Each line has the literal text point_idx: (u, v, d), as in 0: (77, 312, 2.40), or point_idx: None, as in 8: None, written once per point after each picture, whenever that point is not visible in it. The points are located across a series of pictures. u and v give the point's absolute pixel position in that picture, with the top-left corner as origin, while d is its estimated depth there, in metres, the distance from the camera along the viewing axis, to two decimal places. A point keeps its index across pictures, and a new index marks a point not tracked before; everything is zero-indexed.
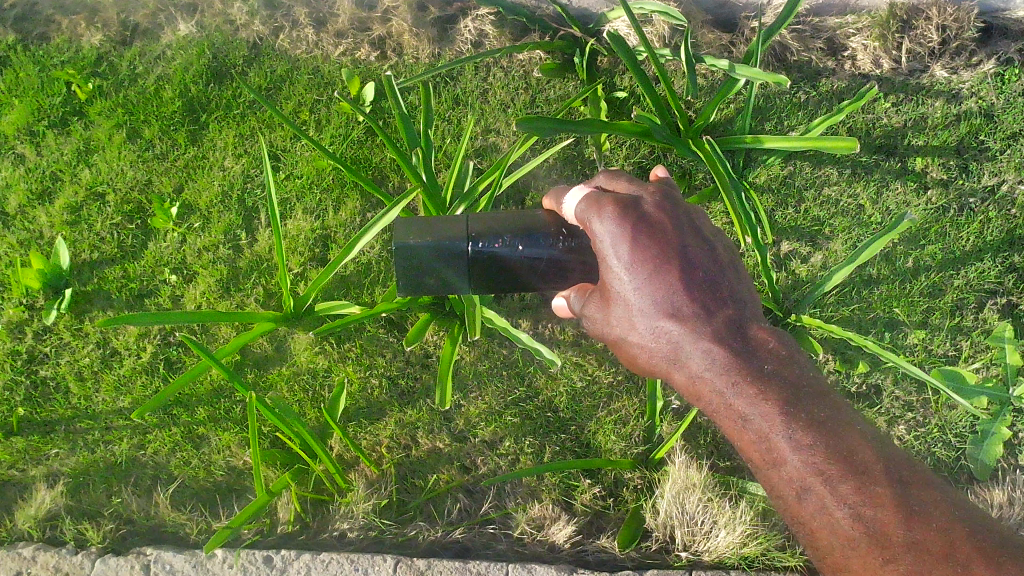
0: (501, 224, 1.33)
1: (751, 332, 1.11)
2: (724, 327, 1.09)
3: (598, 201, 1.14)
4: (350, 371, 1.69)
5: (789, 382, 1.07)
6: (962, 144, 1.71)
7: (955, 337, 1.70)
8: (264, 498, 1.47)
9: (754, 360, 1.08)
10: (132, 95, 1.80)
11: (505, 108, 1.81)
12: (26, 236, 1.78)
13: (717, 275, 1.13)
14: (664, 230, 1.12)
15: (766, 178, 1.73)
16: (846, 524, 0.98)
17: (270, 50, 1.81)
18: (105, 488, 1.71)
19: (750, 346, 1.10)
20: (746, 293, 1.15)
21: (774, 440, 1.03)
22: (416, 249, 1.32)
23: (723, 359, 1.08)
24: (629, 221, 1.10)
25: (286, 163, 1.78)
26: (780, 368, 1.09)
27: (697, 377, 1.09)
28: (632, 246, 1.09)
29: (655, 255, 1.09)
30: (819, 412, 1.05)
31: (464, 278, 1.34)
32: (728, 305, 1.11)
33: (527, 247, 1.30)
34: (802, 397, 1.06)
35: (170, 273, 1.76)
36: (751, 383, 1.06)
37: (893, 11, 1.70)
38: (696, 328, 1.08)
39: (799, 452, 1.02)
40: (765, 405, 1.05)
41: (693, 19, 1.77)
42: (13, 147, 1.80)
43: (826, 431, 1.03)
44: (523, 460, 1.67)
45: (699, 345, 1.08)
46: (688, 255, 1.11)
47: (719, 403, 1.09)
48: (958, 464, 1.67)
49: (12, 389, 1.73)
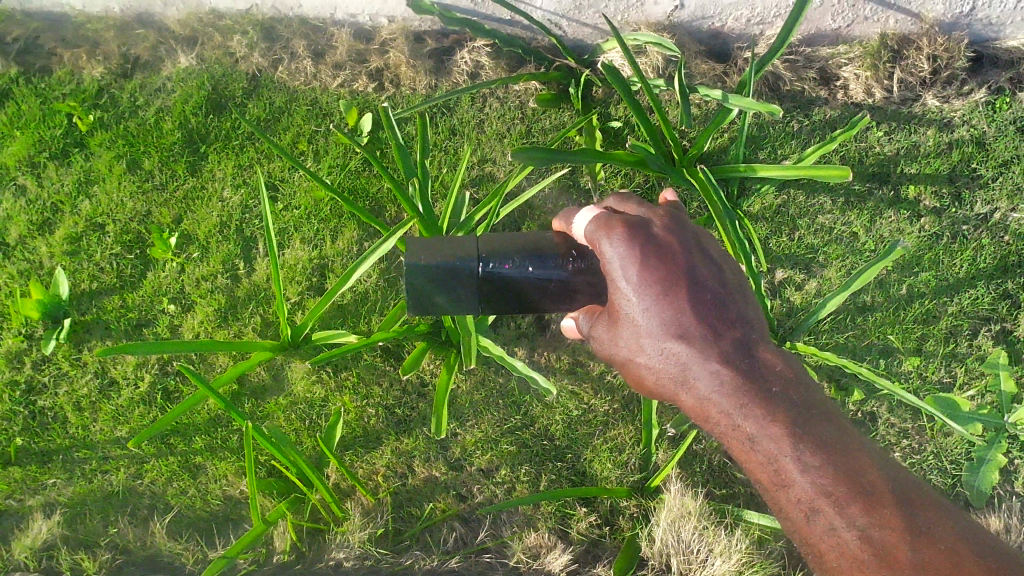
0: (512, 246, 1.24)
1: (759, 354, 1.11)
2: (732, 348, 1.10)
3: (607, 223, 1.14)
4: (347, 400, 1.70)
5: (797, 403, 1.08)
6: (954, 172, 1.72)
7: (949, 364, 1.71)
8: (260, 528, 1.48)
9: (762, 382, 1.09)
10: (132, 126, 1.83)
11: (501, 138, 1.83)
12: (26, 266, 1.79)
13: (725, 298, 1.13)
14: (673, 252, 1.12)
15: (760, 207, 1.75)
16: (854, 545, 0.99)
17: (270, 82, 1.84)
18: (102, 517, 1.71)
19: (757, 368, 1.10)
20: (754, 315, 1.15)
21: (782, 461, 1.05)
22: (424, 269, 1.23)
23: (731, 380, 1.08)
24: (638, 243, 1.11)
25: (285, 193, 1.79)
26: (787, 390, 1.09)
27: (705, 399, 1.09)
28: (641, 269, 1.10)
29: (664, 277, 1.10)
30: (827, 434, 1.06)
31: (473, 301, 1.25)
32: (735, 327, 1.12)
33: (538, 269, 1.22)
34: (809, 419, 1.07)
35: (169, 303, 1.77)
36: (760, 404, 1.07)
37: (884, 41, 1.72)
38: (704, 350, 1.08)
39: (807, 474, 1.03)
40: (773, 426, 1.05)
41: (686, 49, 1.79)
42: (14, 178, 1.83)
43: (835, 453, 1.04)
44: (519, 489, 1.68)
45: (707, 367, 1.08)
46: (697, 277, 1.12)
47: (727, 425, 1.08)
48: (954, 491, 1.67)
49: (10, 419, 1.73)
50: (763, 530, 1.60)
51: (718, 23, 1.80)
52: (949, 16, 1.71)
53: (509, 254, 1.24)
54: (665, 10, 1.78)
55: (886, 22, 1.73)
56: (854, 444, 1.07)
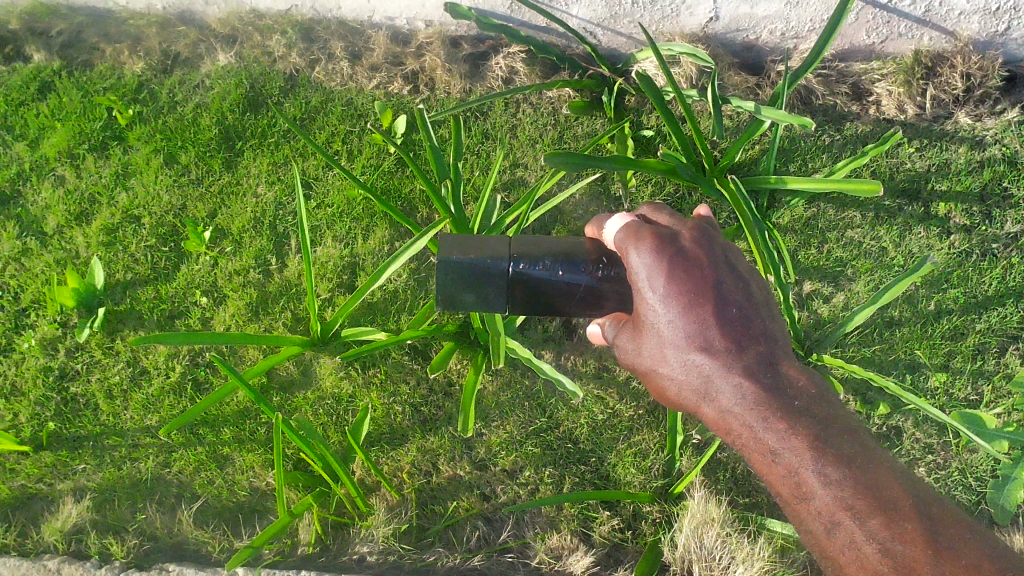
0: (544, 248, 1.25)
1: (783, 369, 1.13)
2: (755, 362, 1.11)
3: (636, 233, 1.15)
4: (374, 397, 1.71)
5: (819, 418, 1.09)
6: (985, 190, 1.72)
7: (977, 382, 1.71)
8: (285, 519, 1.50)
9: (784, 396, 1.10)
10: (170, 121, 1.86)
11: (534, 143, 1.85)
12: (62, 255, 1.82)
13: (751, 312, 1.15)
14: (701, 264, 1.13)
15: (789, 219, 1.75)
16: (875, 558, 0.99)
17: (306, 82, 1.86)
18: (130, 505, 1.73)
19: (781, 383, 1.12)
20: (779, 331, 1.17)
21: (803, 474, 1.06)
22: (454, 266, 1.24)
23: (754, 394, 1.10)
24: (666, 255, 1.11)
25: (318, 192, 1.82)
26: (809, 405, 1.11)
27: (727, 412, 1.11)
28: (668, 279, 1.10)
29: (690, 289, 1.10)
30: (849, 449, 1.06)
31: (503, 301, 1.25)
32: (760, 342, 1.13)
33: (569, 273, 1.22)
34: (832, 433, 1.08)
35: (202, 295, 1.79)
36: (781, 418, 1.09)
37: (918, 58, 1.71)
38: (728, 363, 1.10)
39: (828, 487, 1.03)
40: (794, 440, 1.07)
41: (720, 62, 1.80)
42: (53, 168, 1.86)
43: (856, 467, 1.05)
44: (542, 490, 1.69)
45: (730, 380, 1.10)
46: (723, 291, 1.12)
47: (748, 437, 1.11)
48: (979, 508, 1.67)
49: (42, 404, 1.76)
50: (787, 539, 1.62)
51: (752, 36, 1.79)
52: (984, 35, 1.68)
53: (540, 256, 1.24)
54: (700, 22, 1.77)
55: (921, 39, 1.71)
56: (876, 459, 1.07)
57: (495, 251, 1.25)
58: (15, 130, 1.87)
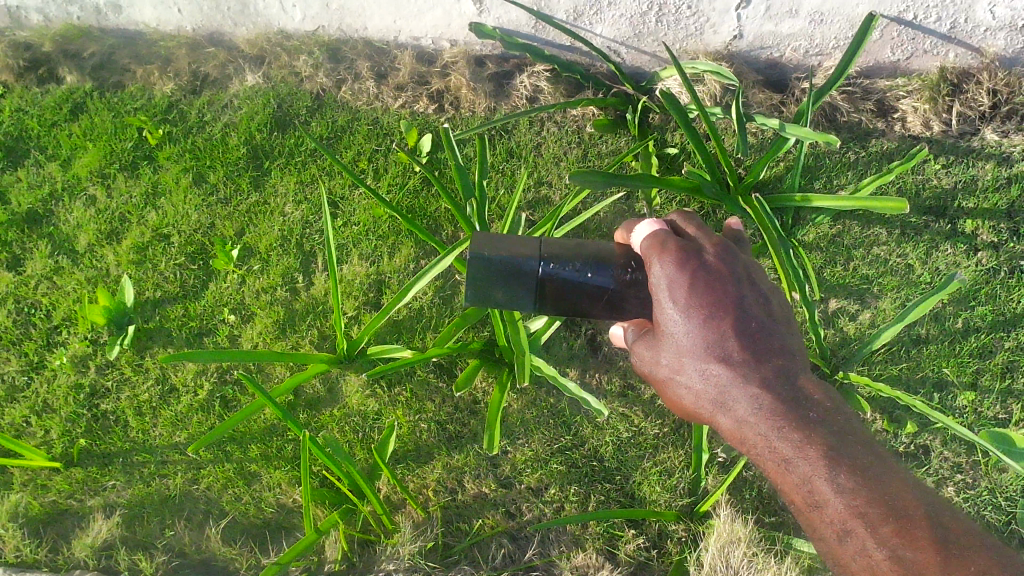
0: (572, 250, 1.26)
1: (800, 382, 1.13)
2: (772, 373, 1.12)
3: (663, 245, 1.17)
4: (400, 415, 1.72)
5: (835, 430, 1.10)
6: (1013, 207, 1.71)
7: (1006, 401, 1.69)
8: (312, 537, 1.50)
9: (800, 407, 1.11)
10: (200, 141, 1.88)
11: (558, 161, 1.86)
12: (93, 273, 1.85)
13: (772, 326, 1.15)
14: (723, 278, 1.14)
15: (815, 236, 1.75)
16: (886, 565, 0.98)
17: (333, 101, 1.88)
18: (159, 521, 1.75)
19: (797, 395, 1.12)
20: (799, 347, 1.18)
21: (816, 482, 1.06)
22: (487, 263, 1.24)
23: (770, 404, 1.10)
24: (688, 268, 1.13)
25: (345, 210, 1.83)
26: (825, 417, 1.11)
27: (742, 421, 1.12)
28: (688, 290, 1.12)
29: (711, 301, 1.11)
30: (864, 459, 1.07)
31: (530, 301, 1.26)
32: (779, 355, 1.13)
33: (597, 276, 1.24)
34: (846, 444, 1.08)
35: (230, 313, 1.82)
36: (796, 429, 1.09)
37: (943, 75, 1.71)
38: (745, 373, 1.11)
39: (841, 494, 1.04)
40: (808, 449, 1.08)
41: (744, 79, 1.78)
42: (85, 188, 1.89)
43: (869, 476, 1.05)
44: (568, 508, 1.69)
45: (746, 390, 1.11)
46: (745, 305, 1.13)
47: (763, 446, 1.11)
48: (1009, 529, 1.63)
49: (73, 421, 1.79)
50: (814, 560, 1.60)
51: (776, 53, 1.78)
52: (1011, 51, 1.69)
53: (569, 257, 1.25)
54: (724, 40, 1.77)
55: (946, 56, 1.72)
56: (891, 471, 1.07)
57: (525, 250, 1.25)
58: (48, 150, 1.90)
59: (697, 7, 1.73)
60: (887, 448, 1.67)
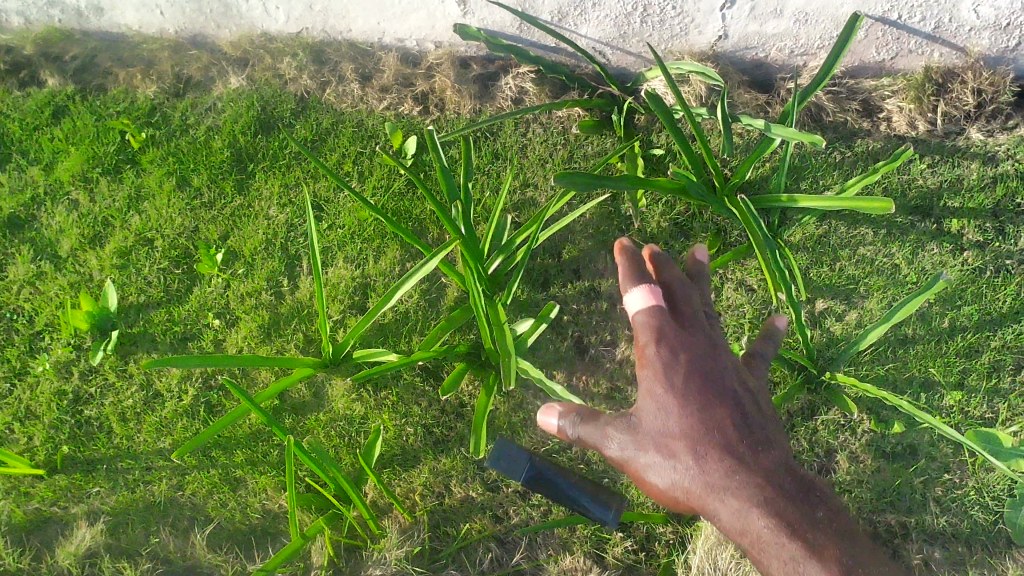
0: None
1: (783, 472, 1.29)
2: (753, 443, 1.31)
3: (657, 328, 1.42)
4: (386, 419, 1.71)
5: (810, 498, 1.27)
6: (999, 206, 1.70)
7: (992, 400, 1.69)
8: (298, 542, 1.50)
9: (779, 478, 1.29)
10: (182, 144, 1.87)
11: (543, 162, 1.85)
12: (76, 278, 1.83)
13: (751, 404, 1.38)
14: (711, 372, 1.36)
15: (801, 236, 1.75)
16: None
17: (318, 103, 1.87)
18: (144, 528, 1.74)
19: (781, 473, 1.29)
20: (780, 436, 1.37)
21: (799, 566, 1.20)
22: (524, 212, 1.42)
23: (755, 478, 1.27)
24: (681, 371, 1.36)
25: (330, 213, 1.83)
26: (799, 486, 1.29)
27: (732, 511, 1.25)
28: (684, 378, 1.35)
29: (700, 392, 1.34)
30: (839, 541, 1.23)
31: None
32: (761, 434, 1.33)
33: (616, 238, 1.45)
34: (810, 493, 1.29)
35: (214, 317, 1.80)
36: (779, 500, 1.25)
37: (927, 74, 1.71)
38: (731, 447, 1.30)
39: (820, 567, 1.19)
40: (790, 530, 1.22)
41: (729, 79, 1.80)
42: (67, 192, 1.87)
43: (841, 553, 1.21)
44: (555, 512, 1.67)
45: (733, 480, 1.27)
46: (727, 385, 1.37)
47: (754, 532, 1.24)
48: (996, 529, 1.62)
49: (57, 427, 1.77)
50: None
51: (761, 54, 1.79)
52: (995, 51, 1.68)
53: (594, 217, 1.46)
54: (709, 40, 1.77)
55: (931, 55, 1.72)
56: (864, 561, 1.21)
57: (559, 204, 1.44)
58: (30, 154, 1.89)
59: (682, 8, 1.71)
60: (874, 449, 1.67)
